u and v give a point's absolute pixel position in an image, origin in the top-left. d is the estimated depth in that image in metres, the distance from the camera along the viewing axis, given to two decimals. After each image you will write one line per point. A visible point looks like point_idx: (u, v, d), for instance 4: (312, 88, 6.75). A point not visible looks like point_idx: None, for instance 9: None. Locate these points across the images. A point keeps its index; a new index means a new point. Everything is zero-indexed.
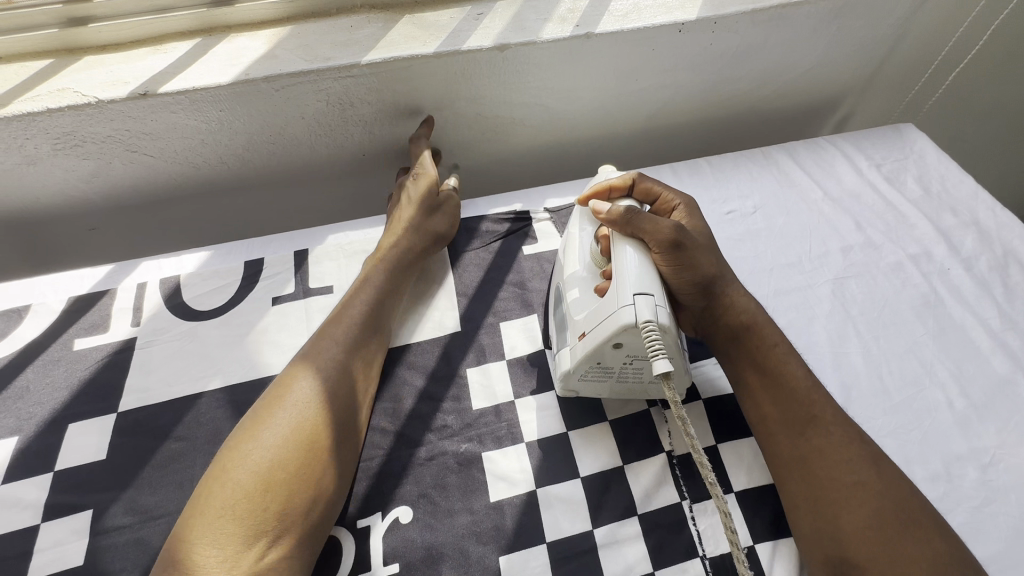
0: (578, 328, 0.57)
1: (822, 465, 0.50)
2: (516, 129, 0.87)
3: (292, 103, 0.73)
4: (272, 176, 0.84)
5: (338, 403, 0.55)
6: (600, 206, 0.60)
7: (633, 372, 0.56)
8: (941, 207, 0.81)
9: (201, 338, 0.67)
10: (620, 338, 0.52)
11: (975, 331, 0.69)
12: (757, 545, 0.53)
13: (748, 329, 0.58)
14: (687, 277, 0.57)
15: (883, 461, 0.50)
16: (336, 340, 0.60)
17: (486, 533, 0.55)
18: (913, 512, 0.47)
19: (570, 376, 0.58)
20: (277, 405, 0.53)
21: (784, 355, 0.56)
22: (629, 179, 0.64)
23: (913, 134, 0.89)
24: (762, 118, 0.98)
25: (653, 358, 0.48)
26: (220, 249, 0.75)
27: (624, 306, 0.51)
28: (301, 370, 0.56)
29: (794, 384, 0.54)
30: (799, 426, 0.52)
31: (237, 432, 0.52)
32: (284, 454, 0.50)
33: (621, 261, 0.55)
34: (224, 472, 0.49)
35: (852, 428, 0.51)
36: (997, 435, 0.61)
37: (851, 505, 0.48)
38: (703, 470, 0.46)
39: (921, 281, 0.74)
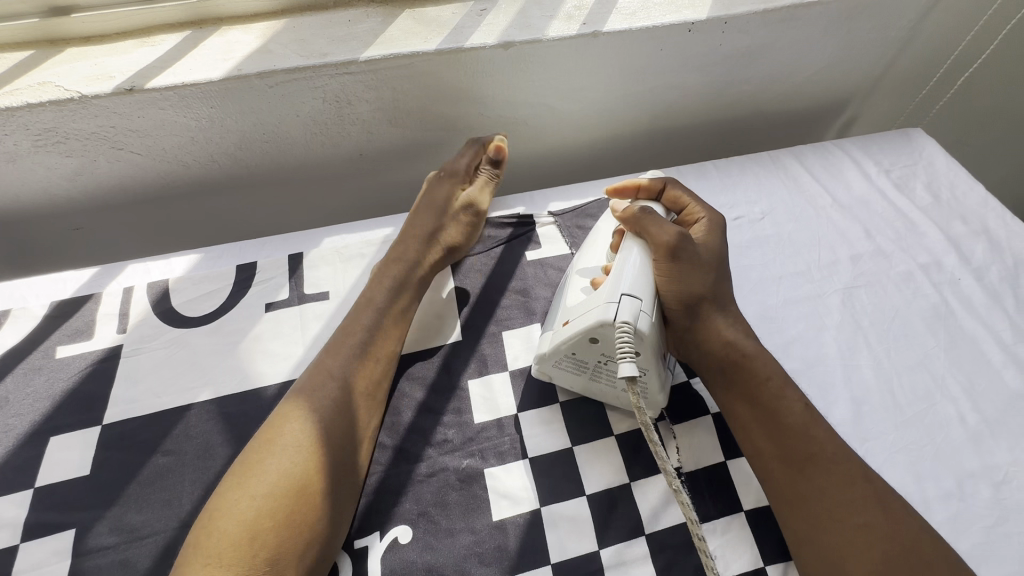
0: (565, 315, 0.57)
1: (824, 507, 0.48)
2: (519, 130, 0.84)
3: (287, 100, 0.70)
4: (266, 176, 0.81)
5: (331, 440, 0.52)
6: (617, 204, 0.60)
7: (606, 373, 0.55)
8: (951, 215, 0.79)
9: (191, 346, 0.65)
10: (597, 332, 0.52)
11: (986, 344, 0.67)
12: (768, 566, 0.52)
13: (741, 359, 0.56)
14: (676, 293, 0.55)
15: (887, 498, 0.48)
16: (329, 373, 0.56)
17: (488, 554, 0.53)
18: (921, 554, 0.45)
19: (546, 361, 0.58)
20: (267, 447, 0.51)
21: (776, 391, 0.54)
22: (659, 183, 0.63)
23: (923, 140, 0.88)
24: (770, 120, 0.96)
25: (620, 359, 0.48)
26: (211, 252, 0.72)
27: (608, 302, 0.51)
28: (291, 408, 0.54)
29: (788, 420, 0.53)
30: (797, 464, 0.51)
31: (227, 477, 0.50)
32: (273, 500, 0.48)
33: (621, 257, 0.55)
34: (212, 522, 0.47)
35: (853, 466, 0.50)
36: (1010, 452, 0.59)
37: (857, 551, 0.46)
38: (670, 478, 0.48)
39: (931, 291, 0.72)
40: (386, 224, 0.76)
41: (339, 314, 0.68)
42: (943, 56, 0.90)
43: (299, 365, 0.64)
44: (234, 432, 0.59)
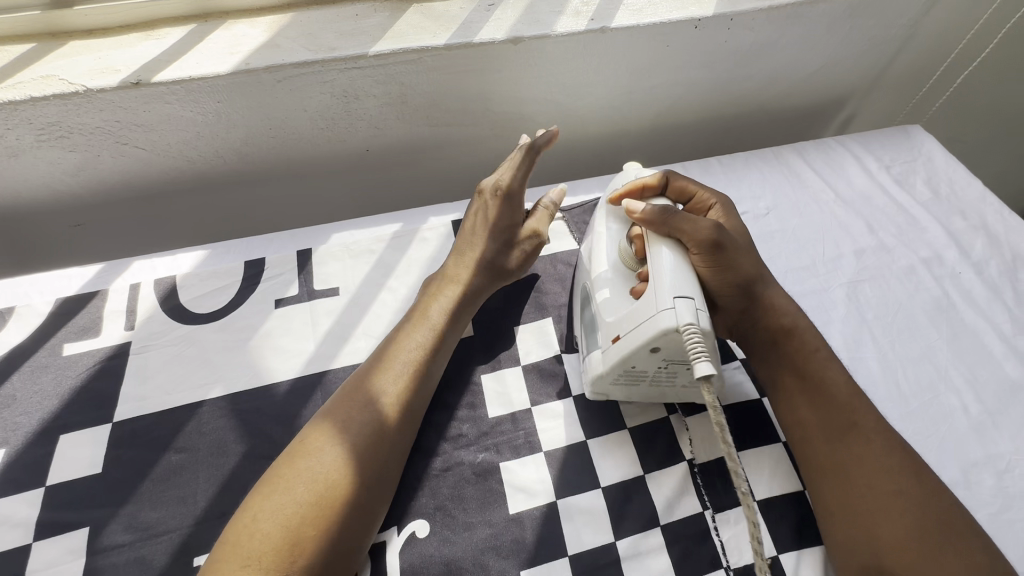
0: (611, 332, 0.55)
1: (860, 473, 0.50)
2: (526, 126, 0.84)
3: (294, 95, 0.70)
4: (270, 172, 0.81)
5: (367, 454, 0.51)
6: (634, 205, 0.58)
7: (668, 374, 0.55)
8: (950, 210, 0.81)
9: (200, 342, 0.64)
10: (658, 342, 0.50)
11: (987, 336, 0.69)
12: (781, 555, 0.53)
13: (788, 332, 0.58)
14: (728, 278, 0.56)
15: (924, 471, 0.49)
16: (393, 379, 0.56)
17: (506, 546, 0.53)
18: (952, 521, 0.46)
19: (601, 380, 0.56)
20: (311, 449, 0.50)
21: (824, 360, 0.56)
22: (663, 178, 0.63)
23: (921, 137, 0.89)
24: (771, 116, 0.97)
25: (695, 361, 0.46)
26: (217, 249, 0.72)
27: (664, 310, 0.50)
28: (341, 412, 0.53)
29: (834, 390, 0.54)
30: (838, 433, 0.52)
31: (261, 484, 0.49)
32: (305, 511, 0.46)
33: (659, 263, 0.54)
34: (245, 527, 0.46)
35: (891, 437, 0.51)
36: (1012, 441, 0.61)
37: (891, 515, 0.47)
38: (737, 479, 0.44)
39: (933, 284, 0.73)
40: (394, 220, 0.76)
41: (349, 310, 0.68)
42: (941, 54, 0.92)
43: (311, 361, 0.64)
44: (247, 428, 0.59)
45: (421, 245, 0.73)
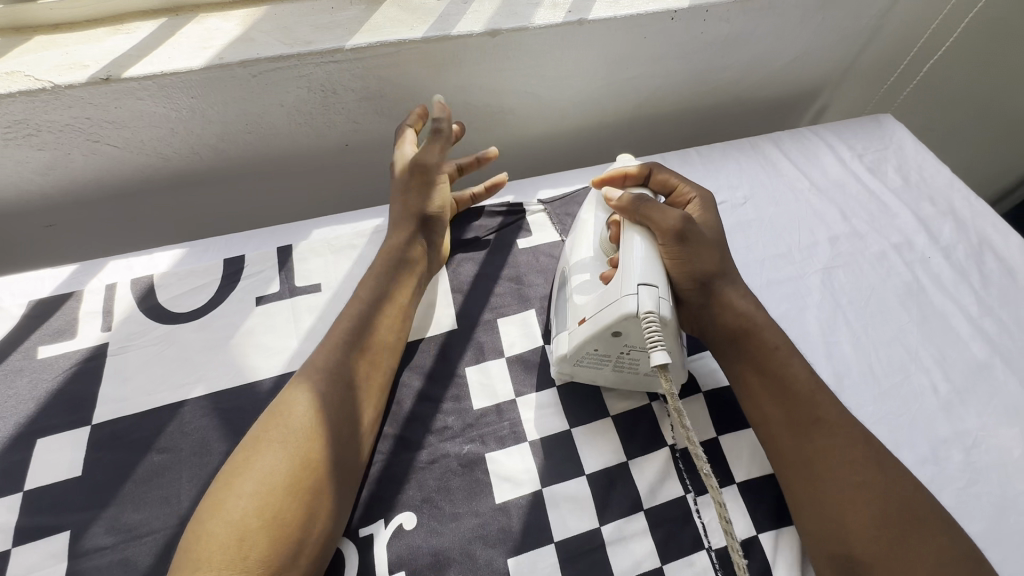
0: (579, 313, 0.57)
1: (827, 466, 0.51)
2: (506, 119, 0.84)
3: (270, 90, 0.69)
4: (248, 168, 0.80)
5: (319, 437, 0.51)
6: (612, 193, 0.61)
7: (631, 361, 0.56)
8: (920, 196, 0.83)
9: (180, 342, 0.63)
10: (620, 327, 0.52)
11: (955, 318, 0.71)
12: (760, 535, 0.54)
13: (747, 331, 0.58)
14: (693, 269, 0.57)
15: (886, 459, 0.51)
16: (336, 359, 0.56)
17: (493, 536, 0.54)
18: (914, 507, 0.49)
19: (568, 360, 0.58)
20: (252, 445, 0.50)
21: (785, 358, 0.57)
22: (645, 170, 0.65)
23: (892, 126, 0.91)
24: (748, 107, 0.98)
25: (652, 349, 0.48)
26: (195, 247, 0.71)
27: (626, 295, 0.51)
28: (283, 403, 0.53)
29: (797, 385, 0.55)
30: (803, 426, 0.54)
31: (218, 479, 0.49)
32: (258, 502, 0.46)
33: (627, 250, 0.55)
34: (202, 526, 0.46)
35: (855, 430, 0.53)
36: (979, 417, 0.63)
37: (856, 505, 0.49)
38: (698, 462, 0.45)
39: (904, 269, 0.75)
40: (375, 215, 0.75)
41: (331, 306, 0.67)
42: (909, 43, 0.94)
43: (294, 358, 0.63)
44: (230, 427, 0.58)
45: None
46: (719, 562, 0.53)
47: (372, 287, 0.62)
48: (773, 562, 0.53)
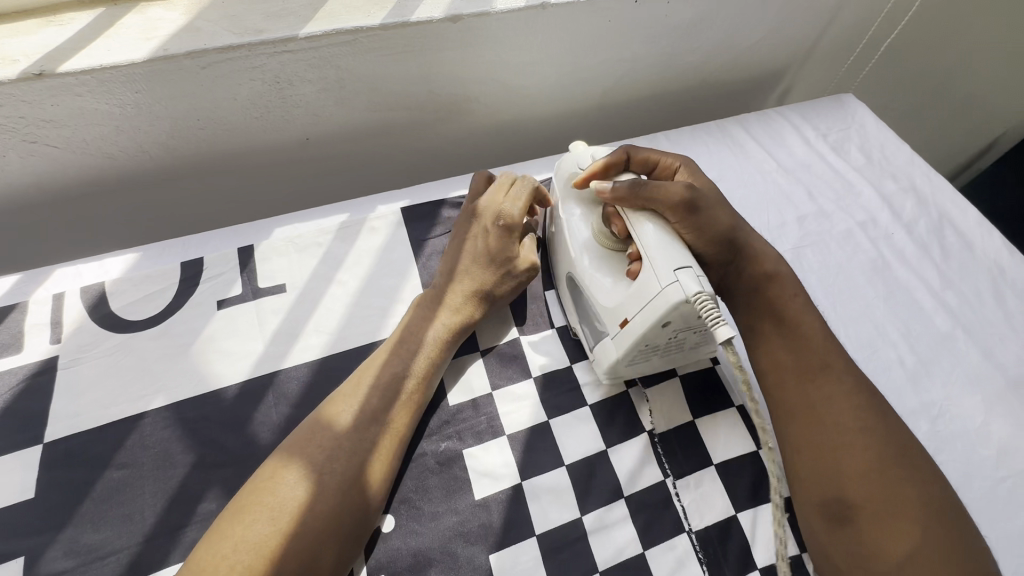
0: (617, 316, 0.55)
1: (829, 410, 0.53)
2: (472, 108, 0.82)
3: (220, 82, 0.66)
4: (204, 166, 0.76)
5: (351, 485, 0.49)
6: (603, 184, 0.57)
7: (678, 343, 0.56)
8: (883, 173, 0.85)
9: (137, 351, 0.60)
10: (670, 317, 0.50)
11: (918, 293, 0.73)
12: (739, 514, 0.55)
13: (770, 279, 0.61)
14: (710, 237, 0.57)
15: (888, 413, 0.53)
16: (374, 405, 0.53)
17: (474, 533, 0.53)
18: (910, 455, 0.50)
19: (618, 365, 0.57)
20: (283, 473, 0.48)
21: (800, 307, 0.59)
22: (622, 154, 0.62)
23: (854, 105, 0.93)
24: (714, 90, 0.98)
25: (716, 327, 0.47)
26: (149, 250, 0.67)
27: (668, 285, 0.49)
28: (318, 435, 0.51)
29: (811, 336, 0.57)
30: (811, 372, 0.55)
31: (240, 503, 0.47)
32: (285, 542, 0.44)
33: (646, 240, 0.53)
34: (219, 554, 0.43)
35: (859, 378, 0.55)
36: (944, 387, 0.65)
37: (853, 449, 0.51)
38: (766, 436, 0.49)
39: (869, 246, 0.77)
40: (340, 211, 0.73)
41: (298, 307, 0.65)
42: (866, 23, 0.95)
43: (260, 363, 0.61)
44: (195, 438, 0.56)
45: (370, 235, 0.71)
46: (699, 544, 0.53)
47: (413, 332, 0.59)
48: (751, 540, 0.54)
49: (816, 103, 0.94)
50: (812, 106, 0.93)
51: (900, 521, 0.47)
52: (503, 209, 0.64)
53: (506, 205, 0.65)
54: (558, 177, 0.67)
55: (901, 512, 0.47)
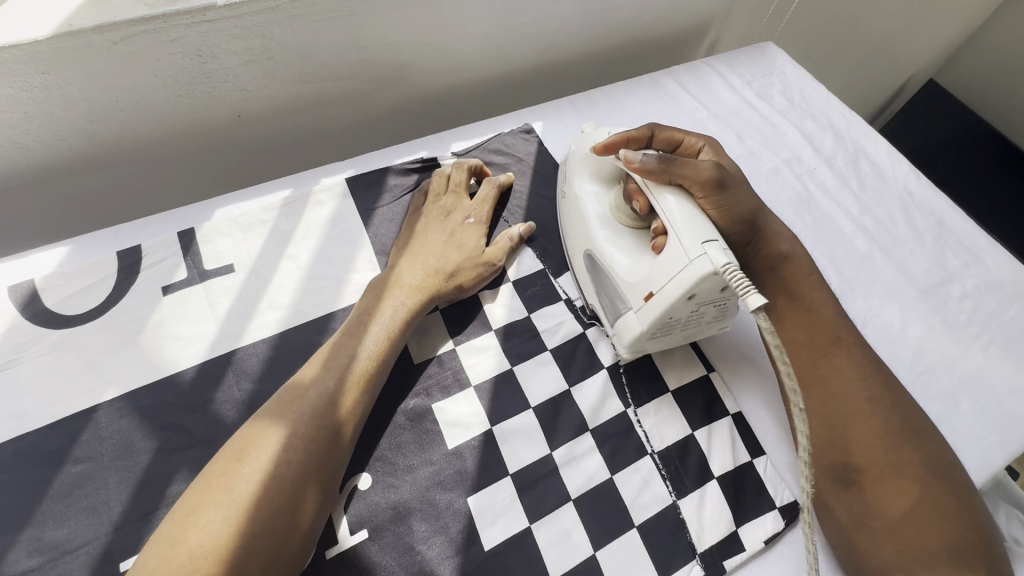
0: (642, 290, 0.56)
1: (838, 382, 0.58)
2: (409, 74, 0.82)
3: (137, 58, 0.62)
4: (129, 152, 0.72)
5: (322, 444, 0.50)
6: (632, 156, 0.59)
7: (697, 317, 0.57)
8: (803, 114, 0.90)
9: (82, 345, 0.58)
10: (696, 289, 0.52)
11: (840, 220, 0.79)
12: (695, 432, 0.59)
13: (786, 258, 0.64)
14: (734, 215, 0.60)
15: (893, 383, 0.58)
16: (343, 368, 0.54)
17: (450, 479, 0.55)
18: (909, 419, 0.55)
19: (639, 340, 0.58)
20: (256, 437, 0.49)
21: (812, 285, 0.63)
22: (647, 130, 0.65)
23: (774, 52, 0.98)
24: (644, 45, 1.01)
25: (746, 294, 0.47)
26: (81, 242, 0.64)
27: (696, 258, 0.51)
28: (272, 426, 0.49)
29: (822, 310, 0.62)
30: (824, 347, 0.60)
31: (213, 469, 0.47)
32: (261, 500, 0.45)
33: (671, 213, 0.55)
34: (194, 517, 0.43)
35: (867, 352, 0.59)
36: (866, 301, 0.72)
37: (860, 417, 0.55)
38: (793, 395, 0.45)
39: (795, 181, 0.82)
40: (282, 186, 0.71)
41: (249, 286, 0.64)
42: None
43: (216, 344, 0.60)
44: (156, 424, 0.55)
45: (316, 208, 0.70)
46: (661, 463, 0.58)
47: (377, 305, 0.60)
48: (708, 454, 0.58)
49: (741, 50, 0.98)
50: (736, 54, 0.97)
51: (899, 481, 0.52)
52: (472, 211, 0.69)
53: (474, 206, 0.69)
54: (573, 155, 0.70)
55: (899, 472, 0.52)
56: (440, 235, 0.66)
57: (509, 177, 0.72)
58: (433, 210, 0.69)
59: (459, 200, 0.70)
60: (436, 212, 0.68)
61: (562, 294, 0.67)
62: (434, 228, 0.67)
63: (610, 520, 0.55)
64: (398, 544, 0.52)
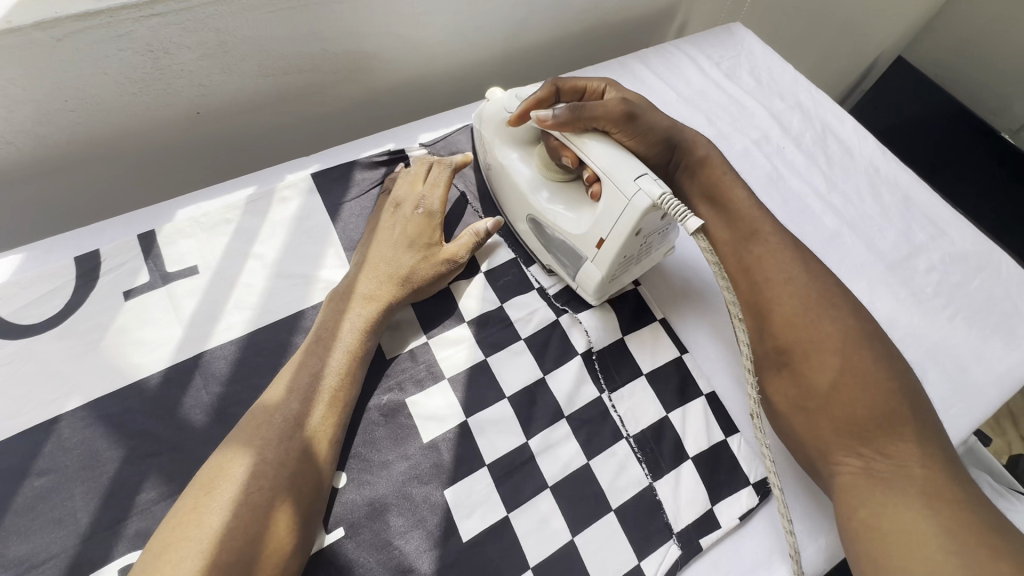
0: (592, 239, 0.59)
1: (759, 270, 0.62)
2: (373, 65, 0.80)
3: (83, 55, 0.60)
4: (84, 153, 0.70)
5: (294, 467, 0.49)
6: (542, 114, 0.59)
7: (647, 247, 0.60)
8: (771, 94, 0.91)
9: (40, 356, 0.56)
10: (641, 224, 0.55)
11: (808, 198, 0.80)
12: (670, 414, 0.60)
13: (703, 163, 0.68)
14: (650, 139, 0.65)
15: (811, 266, 0.62)
16: (309, 389, 0.53)
17: (426, 473, 0.55)
18: (833, 299, 0.59)
19: (602, 285, 0.61)
20: (224, 469, 0.47)
21: (730, 185, 0.67)
22: (551, 88, 0.65)
23: (743, 33, 0.98)
24: (613, 29, 1.00)
25: (684, 218, 0.51)
26: (36, 249, 0.62)
27: (634, 196, 0.54)
28: (236, 457, 0.48)
29: (740, 206, 0.66)
30: (745, 240, 0.64)
31: (183, 505, 0.45)
32: (234, 532, 0.44)
33: (598, 160, 0.57)
34: (166, 557, 0.42)
35: (786, 240, 0.64)
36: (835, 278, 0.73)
37: (783, 300, 0.60)
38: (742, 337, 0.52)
39: (764, 161, 0.83)
40: (246, 184, 0.69)
41: (214, 287, 0.62)
42: None
43: (183, 347, 0.59)
44: (122, 432, 0.54)
45: (281, 205, 0.68)
46: (637, 446, 0.58)
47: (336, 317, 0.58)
48: (683, 435, 0.59)
49: (709, 31, 0.98)
50: (704, 35, 0.97)
51: (822, 356, 0.56)
52: (423, 200, 0.65)
53: (425, 195, 0.66)
54: (486, 123, 0.68)
55: (823, 349, 0.57)
56: (395, 234, 0.64)
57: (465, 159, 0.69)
58: (387, 205, 0.66)
59: (411, 189, 0.66)
60: (389, 207, 0.66)
61: (534, 283, 0.67)
62: (389, 226, 0.65)
63: (588, 505, 0.55)
64: (376, 541, 0.51)
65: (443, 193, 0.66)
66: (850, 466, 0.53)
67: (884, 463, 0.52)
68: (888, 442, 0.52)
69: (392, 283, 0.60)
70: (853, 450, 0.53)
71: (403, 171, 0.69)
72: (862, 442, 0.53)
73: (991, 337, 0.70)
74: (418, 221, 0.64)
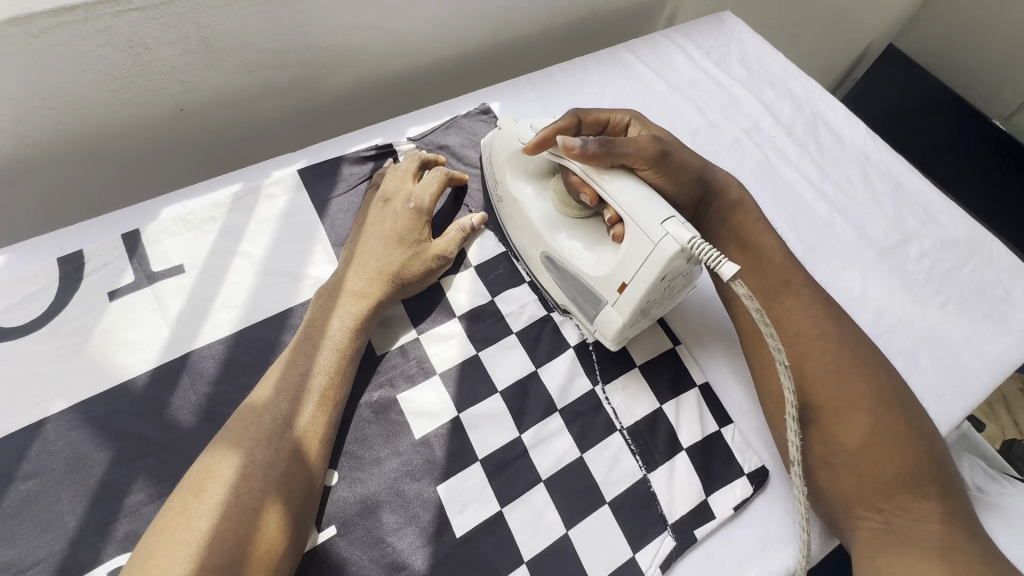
0: (614, 283, 0.55)
1: (791, 321, 0.60)
2: (359, 58, 0.79)
3: (61, 52, 0.59)
4: (65, 152, 0.69)
5: (285, 468, 0.48)
6: (570, 142, 0.56)
7: (669, 292, 0.57)
8: (762, 83, 0.90)
9: (23, 359, 0.55)
10: (667, 271, 0.52)
11: (800, 187, 0.79)
12: (664, 405, 0.60)
13: (733, 207, 0.67)
14: (679, 180, 0.64)
15: (842, 319, 0.61)
16: (299, 388, 0.52)
17: (418, 469, 0.54)
18: (865, 357, 0.58)
19: (620, 333, 0.57)
20: (212, 472, 0.47)
21: (760, 230, 0.66)
22: (571, 120, 0.63)
23: (732, 21, 0.97)
24: (601, 20, 0.99)
25: (719, 264, 0.48)
26: (18, 250, 0.61)
27: (661, 241, 0.50)
28: (224, 458, 0.47)
29: (773, 256, 0.64)
30: (775, 290, 0.63)
31: (170, 509, 0.45)
32: (223, 534, 0.44)
33: (624, 200, 0.54)
34: (153, 562, 0.41)
35: (818, 293, 0.62)
36: (827, 266, 0.72)
37: (816, 354, 0.58)
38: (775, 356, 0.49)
39: (755, 150, 0.82)
40: (232, 181, 0.68)
41: (200, 286, 0.61)
42: None
43: (170, 348, 0.58)
44: (108, 434, 0.53)
45: (268, 201, 0.67)
46: (631, 438, 0.58)
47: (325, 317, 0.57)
48: (677, 426, 0.59)
49: (698, 20, 0.98)
50: (693, 23, 0.96)
51: (854, 412, 0.55)
52: (413, 195, 0.64)
53: (416, 190, 0.65)
54: (498, 156, 0.66)
55: (856, 406, 0.55)
56: (384, 230, 0.63)
57: (461, 176, 0.69)
58: (377, 201, 0.65)
59: (400, 185, 0.66)
60: (378, 202, 0.65)
61: (525, 276, 0.66)
62: (378, 222, 0.64)
63: (582, 498, 0.55)
64: (369, 538, 0.51)
65: (434, 188, 0.65)
66: (870, 522, 0.52)
67: (904, 520, 0.51)
68: (910, 501, 0.51)
69: (381, 280, 0.60)
70: (875, 506, 0.52)
71: (392, 166, 0.68)
72: (883, 499, 0.52)
73: (983, 323, 0.70)
74: (407, 216, 0.63)
